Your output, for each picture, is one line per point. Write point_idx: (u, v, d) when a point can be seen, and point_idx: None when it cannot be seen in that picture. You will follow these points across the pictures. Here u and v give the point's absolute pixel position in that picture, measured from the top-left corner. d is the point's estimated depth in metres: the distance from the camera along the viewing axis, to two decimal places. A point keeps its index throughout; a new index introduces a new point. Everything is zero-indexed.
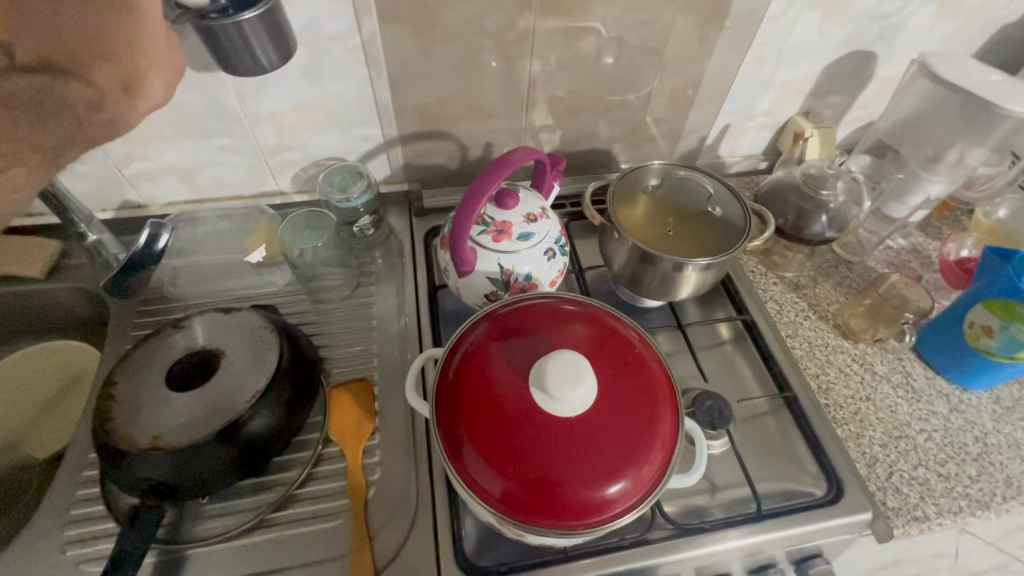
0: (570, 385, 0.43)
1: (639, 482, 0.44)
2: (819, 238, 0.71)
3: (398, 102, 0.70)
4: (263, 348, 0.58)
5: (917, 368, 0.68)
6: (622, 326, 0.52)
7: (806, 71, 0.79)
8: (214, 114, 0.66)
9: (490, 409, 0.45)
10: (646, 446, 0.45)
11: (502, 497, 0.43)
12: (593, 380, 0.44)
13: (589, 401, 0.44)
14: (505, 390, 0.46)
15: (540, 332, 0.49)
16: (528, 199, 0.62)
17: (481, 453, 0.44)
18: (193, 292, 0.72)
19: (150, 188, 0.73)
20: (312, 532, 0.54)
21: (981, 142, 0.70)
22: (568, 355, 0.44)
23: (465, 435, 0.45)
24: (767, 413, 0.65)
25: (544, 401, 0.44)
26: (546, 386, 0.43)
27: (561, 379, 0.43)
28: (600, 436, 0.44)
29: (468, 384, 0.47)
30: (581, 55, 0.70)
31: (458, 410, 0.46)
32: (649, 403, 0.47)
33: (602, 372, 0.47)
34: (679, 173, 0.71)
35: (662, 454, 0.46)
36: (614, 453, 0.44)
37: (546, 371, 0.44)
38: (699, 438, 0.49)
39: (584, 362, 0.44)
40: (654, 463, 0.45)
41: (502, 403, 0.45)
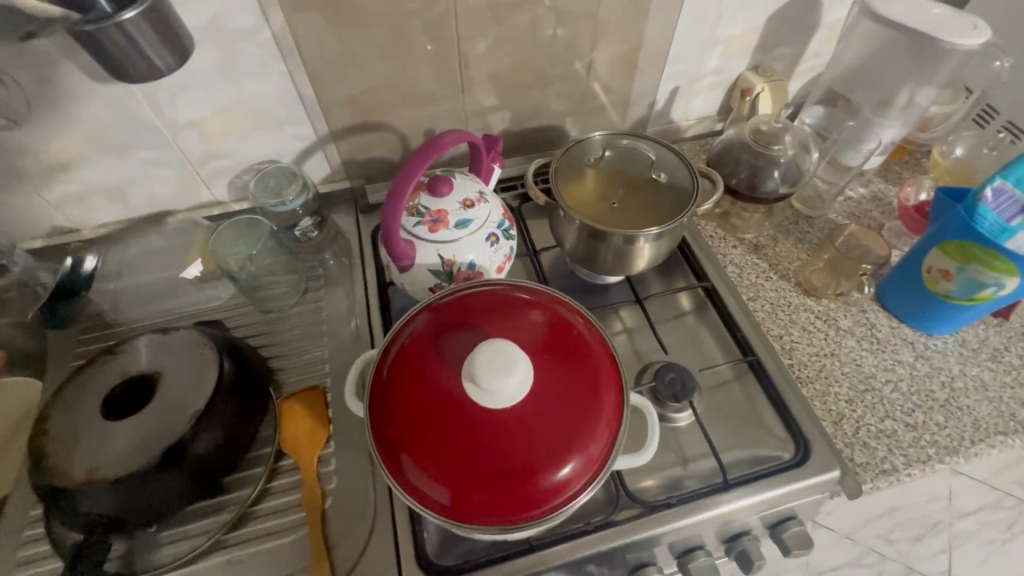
0: (500, 377, 0.41)
1: (584, 467, 0.43)
2: (774, 195, 0.69)
3: (325, 96, 0.66)
4: (203, 366, 0.55)
5: (881, 318, 0.66)
6: (563, 308, 0.50)
7: (750, 23, 0.76)
8: (130, 127, 0.63)
9: (424, 410, 0.44)
10: (591, 429, 0.43)
11: (447, 499, 0.42)
12: (526, 368, 0.42)
13: (525, 390, 0.42)
14: (439, 388, 0.44)
15: (473, 321, 0.47)
16: (463, 183, 0.59)
17: (418, 454, 0.43)
18: (135, 316, 0.69)
19: (79, 211, 0.70)
20: (267, 550, 0.52)
21: (931, 79, 0.67)
22: (498, 345, 0.42)
23: (400, 438, 0.43)
24: (731, 380, 0.63)
25: (476, 395, 0.42)
26: (477, 381, 0.41)
27: (491, 371, 0.41)
28: (541, 425, 0.43)
29: (402, 384, 0.45)
30: (511, 29, 0.67)
31: (393, 411, 0.44)
32: (591, 383, 0.45)
33: (540, 356, 0.45)
34: (623, 142, 0.68)
35: (609, 435, 0.44)
36: (556, 441, 0.42)
37: (475, 363, 0.41)
38: (649, 414, 0.47)
39: (515, 351, 0.42)
40: (602, 446, 0.44)
41: (436, 403, 0.43)
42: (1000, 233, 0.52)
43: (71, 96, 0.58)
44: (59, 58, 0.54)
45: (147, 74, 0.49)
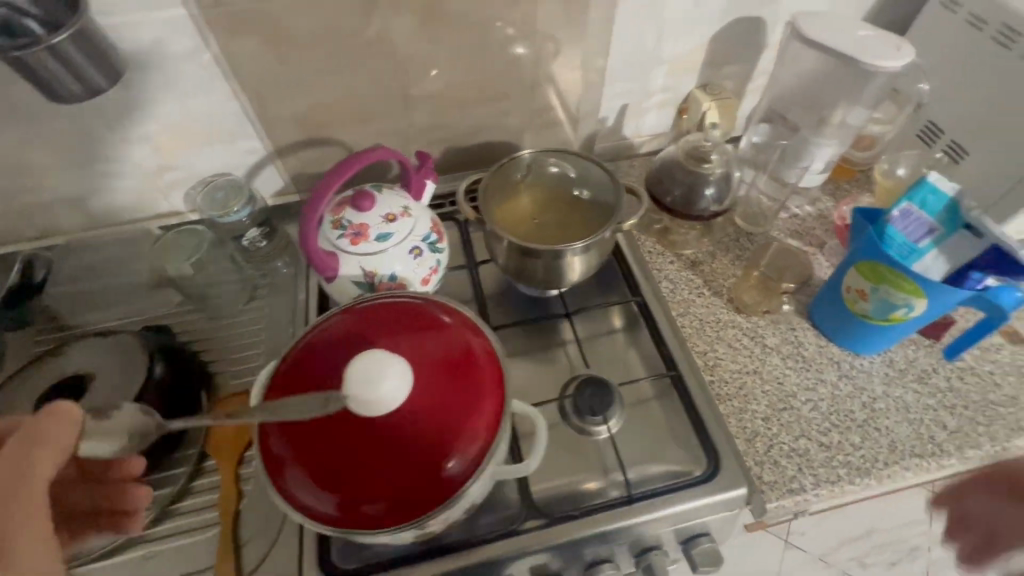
0: (374, 386, 0.42)
1: (461, 472, 0.44)
2: (706, 214, 0.70)
3: (270, 113, 0.70)
4: (134, 368, 0.59)
5: (811, 336, 0.66)
6: (457, 320, 0.51)
7: (692, 42, 0.77)
8: (83, 141, 0.67)
9: (310, 421, 0.45)
10: (467, 433, 0.45)
11: (329, 504, 0.44)
12: (401, 377, 0.43)
13: (401, 399, 0.44)
14: (325, 400, 0.46)
15: (366, 335, 0.49)
16: (388, 198, 0.61)
17: (302, 462, 0.45)
18: (90, 319, 0.72)
19: (42, 220, 0.74)
20: (182, 547, 0.55)
21: (858, 99, 0.70)
22: (371, 355, 0.43)
23: (288, 448, 0.45)
24: (652, 398, 0.64)
25: (354, 408, 0.43)
26: (352, 393, 0.42)
27: (365, 382, 0.42)
28: (419, 430, 0.44)
29: (293, 397, 0.47)
30: (448, 49, 0.69)
31: (283, 423, 0.46)
32: (472, 389, 0.47)
33: (423, 365, 0.47)
34: (549, 161, 0.69)
35: (486, 439, 0.45)
36: (432, 445, 0.44)
37: (351, 375, 0.42)
38: (539, 425, 0.49)
39: (387, 361, 0.43)
40: (478, 449, 0.45)
41: (320, 414, 0.45)
42: (909, 254, 0.52)
43: (27, 112, 0.62)
44: (12, 78, 0.58)
45: (84, 92, 0.53)
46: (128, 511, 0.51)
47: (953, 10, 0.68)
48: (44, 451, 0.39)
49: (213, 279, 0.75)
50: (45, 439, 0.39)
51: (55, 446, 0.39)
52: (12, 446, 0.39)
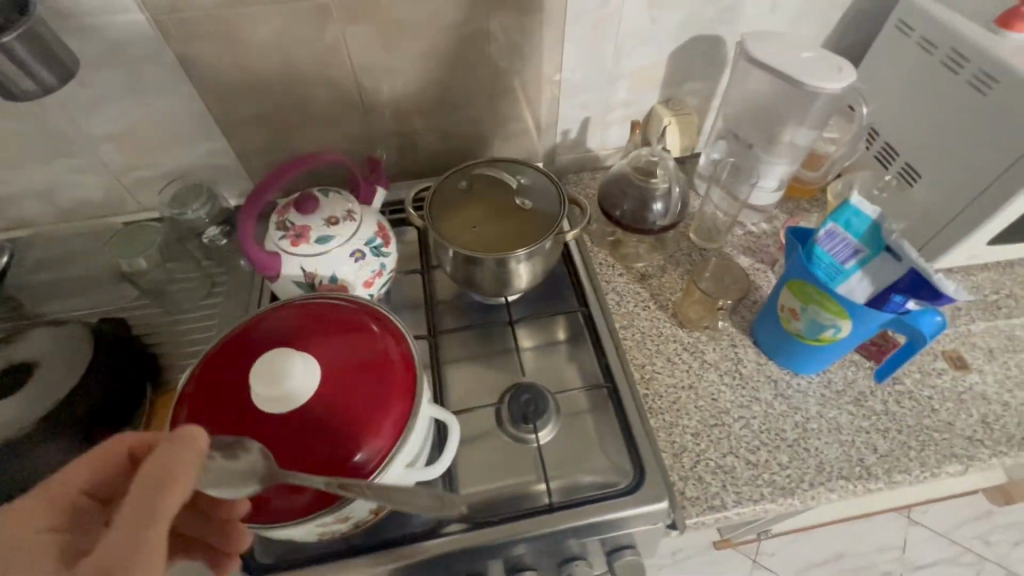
0: (276, 381, 0.46)
1: (366, 468, 0.46)
2: (655, 228, 0.70)
3: (230, 116, 0.72)
4: (83, 359, 0.61)
5: (750, 353, 0.66)
6: (379, 324, 0.53)
7: (652, 58, 0.78)
8: (49, 137, 0.69)
9: (222, 420, 0.47)
10: (373, 428, 0.47)
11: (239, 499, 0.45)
12: (300, 372, 0.47)
13: (306, 394, 0.47)
14: (237, 399, 0.47)
15: (285, 338, 0.51)
16: (333, 202, 0.63)
17: None
18: (51, 308, 0.74)
19: (13, 212, 0.76)
20: None
21: (804, 121, 0.71)
22: (275, 354, 0.48)
23: None
24: (586, 411, 0.65)
25: (259, 405, 0.46)
26: (256, 390, 0.46)
27: (269, 378, 0.47)
28: (327, 426, 0.46)
29: (208, 396, 0.48)
30: (405, 58, 0.71)
31: (196, 421, 0.47)
32: (383, 388, 0.49)
33: (335, 364, 0.49)
34: (494, 171, 0.71)
35: (395, 433, 0.47)
36: (339, 441, 0.46)
37: (256, 375, 0.47)
38: (452, 428, 0.51)
39: (287, 355, 0.48)
40: (385, 443, 0.47)
41: (232, 412, 0.47)
42: (836, 275, 0.52)
43: None
44: None
45: (37, 89, 0.56)
46: (231, 554, 0.47)
47: (907, 33, 0.68)
48: (174, 488, 0.32)
49: (169, 273, 0.77)
50: (170, 473, 0.32)
51: (182, 482, 0.32)
52: (136, 480, 0.32)
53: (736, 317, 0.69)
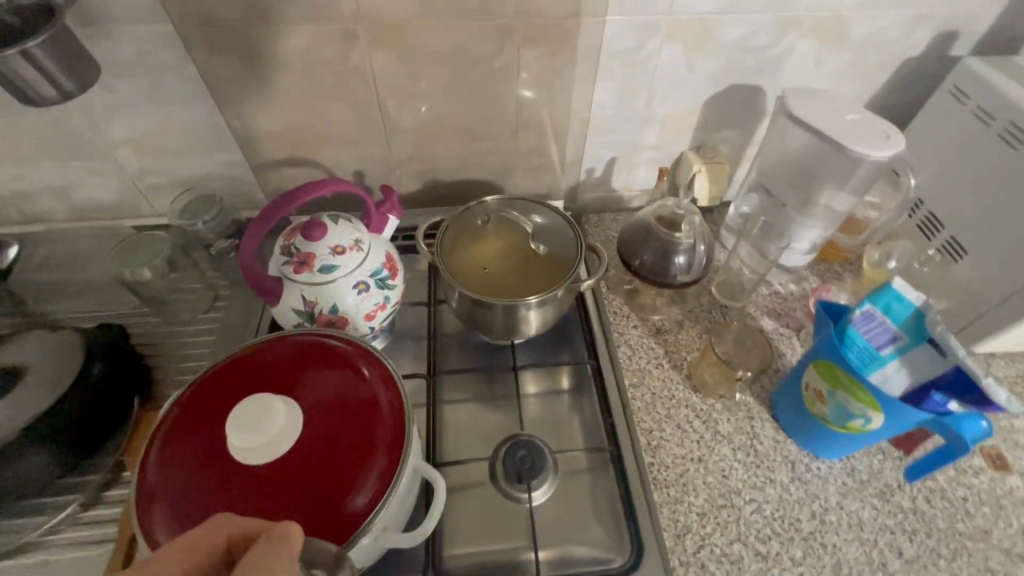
0: (256, 429, 0.44)
1: (339, 532, 0.42)
2: (674, 282, 0.67)
3: (250, 131, 0.71)
4: (69, 366, 0.58)
5: (768, 429, 0.61)
6: (373, 369, 0.50)
7: (686, 104, 0.75)
8: (70, 138, 0.69)
9: (194, 462, 0.44)
10: (353, 485, 0.43)
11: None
12: (285, 420, 0.45)
13: (286, 441, 0.44)
14: (214, 442, 0.45)
15: (273, 377, 0.49)
16: (341, 229, 0.60)
17: (173, 507, 0.42)
18: (53, 309, 0.74)
19: (29, 206, 0.76)
20: (73, 559, 0.54)
21: (842, 187, 0.65)
22: (259, 398, 0.45)
23: (164, 489, 0.43)
24: (584, 472, 0.61)
25: (235, 452, 0.43)
26: (233, 437, 0.43)
27: (247, 425, 0.44)
28: (304, 478, 0.43)
29: (184, 435, 0.46)
30: (431, 86, 0.69)
31: (168, 461, 0.44)
32: (368, 442, 0.45)
33: (320, 410, 0.46)
34: (511, 211, 0.69)
35: (375, 492, 0.43)
36: (315, 495, 0.42)
37: (232, 421, 0.44)
38: (438, 485, 0.47)
39: (274, 399, 0.45)
40: (364, 502, 0.43)
41: (206, 455, 0.44)
42: (869, 361, 0.49)
43: (18, 105, 0.65)
44: None
45: (57, 95, 0.56)
46: None
47: (962, 100, 0.64)
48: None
49: (174, 283, 0.75)
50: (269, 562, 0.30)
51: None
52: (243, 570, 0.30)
53: (756, 386, 0.65)
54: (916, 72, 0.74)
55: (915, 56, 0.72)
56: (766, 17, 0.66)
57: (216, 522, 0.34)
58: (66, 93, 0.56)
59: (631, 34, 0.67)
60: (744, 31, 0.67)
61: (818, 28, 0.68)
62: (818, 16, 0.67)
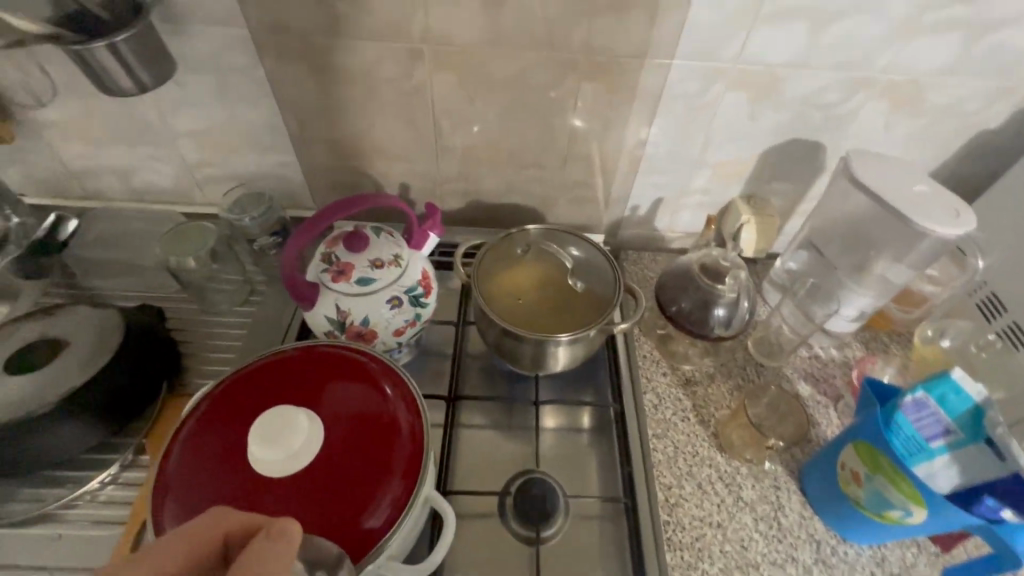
0: (277, 443, 0.43)
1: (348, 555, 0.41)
2: (711, 335, 0.64)
3: (307, 135, 0.72)
4: (106, 345, 0.60)
5: (794, 502, 0.58)
6: (397, 389, 0.49)
7: (743, 152, 0.74)
8: (138, 124, 0.72)
9: (212, 466, 0.44)
10: (366, 507, 0.43)
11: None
12: (306, 435, 0.44)
13: (305, 455, 0.44)
14: (235, 447, 0.45)
15: (298, 386, 0.49)
16: (383, 243, 0.61)
17: (187, 508, 0.42)
18: (100, 284, 0.76)
19: (92, 183, 0.79)
20: (85, 538, 0.55)
21: (902, 258, 0.63)
22: (282, 410, 0.45)
23: (181, 488, 0.43)
24: (595, 519, 0.59)
25: (254, 461, 0.43)
26: (254, 448, 0.43)
27: (269, 437, 0.44)
28: (319, 493, 0.43)
29: (206, 435, 0.46)
30: (487, 109, 0.69)
31: (187, 459, 0.45)
32: (385, 465, 0.45)
33: (341, 425, 0.46)
34: (551, 244, 0.68)
35: (387, 515, 0.43)
36: (327, 513, 0.42)
37: (255, 430, 0.44)
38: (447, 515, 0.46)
39: (298, 411, 0.45)
40: (375, 525, 0.42)
41: (225, 460, 0.44)
42: (916, 452, 0.45)
43: (96, 90, 0.68)
44: None
45: (133, 87, 0.58)
46: None
47: None
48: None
49: (212, 273, 0.75)
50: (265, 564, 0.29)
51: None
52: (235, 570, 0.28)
53: (785, 455, 0.62)
54: (991, 145, 0.71)
55: (991, 128, 0.69)
56: (837, 75, 0.64)
57: (218, 514, 0.32)
58: (142, 84, 0.58)
59: (696, 79, 0.66)
60: (812, 87, 0.66)
61: (891, 91, 0.66)
62: (892, 79, 0.65)
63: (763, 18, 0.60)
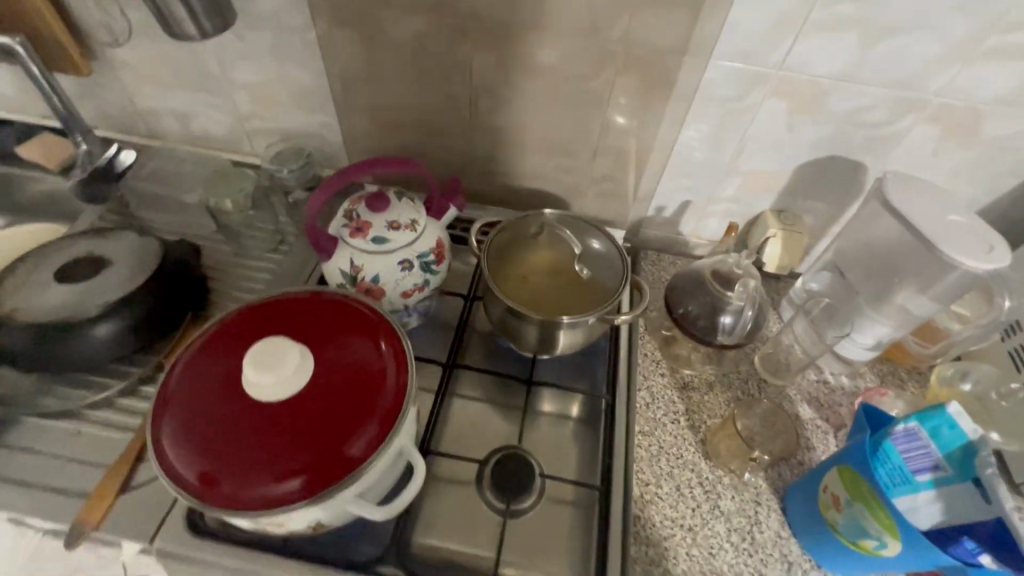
0: (270, 368, 0.46)
1: (323, 480, 0.44)
2: (713, 342, 0.64)
3: (350, 100, 0.76)
4: (142, 269, 0.65)
5: (772, 520, 0.57)
6: (388, 338, 0.52)
7: (777, 164, 0.72)
8: (200, 72, 0.77)
9: (211, 388, 0.47)
10: (343, 440, 0.45)
11: (191, 469, 0.44)
12: (296, 366, 0.47)
13: (293, 385, 0.47)
14: (232, 372, 0.48)
15: (297, 325, 0.52)
16: (401, 206, 0.64)
17: (185, 422, 0.46)
18: (148, 216, 0.83)
19: (155, 123, 0.86)
20: (102, 437, 0.60)
21: (922, 289, 0.60)
22: (277, 341, 0.48)
23: (182, 403, 0.47)
24: (568, 504, 0.60)
25: (247, 384, 0.46)
26: (249, 372, 0.46)
27: (262, 363, 0.46)
28: (305, 421, 0.45)
29: (207, 359, 0.49)
30: (523, 92, 0.70)
31: (188, 378, 0.48)
32: (367, 405, 0.47)
33: (333, 363, 0.49)
34: (565, 230, 0.69)
35: (366, 445, 0.45)
36: (310, 439, 0.45)
37: (249, 356, 0.47)
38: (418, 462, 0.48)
39: (291, 344, 0.47)
40: (355, 453, 0.45)
41: (224, 383, 0.47)
42: (902, 482, 0.44)
43: (167, 37, 0.73)
44: None
45: (196, 35, 0.63)
46: None
47: None
48: None
49: (250, 219, 0.80)
50: None
51: None
52: None
53: (773, 472, 0.60)
54: None
55: None
56: (885, 93, 0.62)
57: None
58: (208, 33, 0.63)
59: (735, 82, 0.65)
60: (857, 103, 0.64)
61: (944, 116, 0.63)
62: (947, 103, 0.62)
63: (812, 25, 0.58)
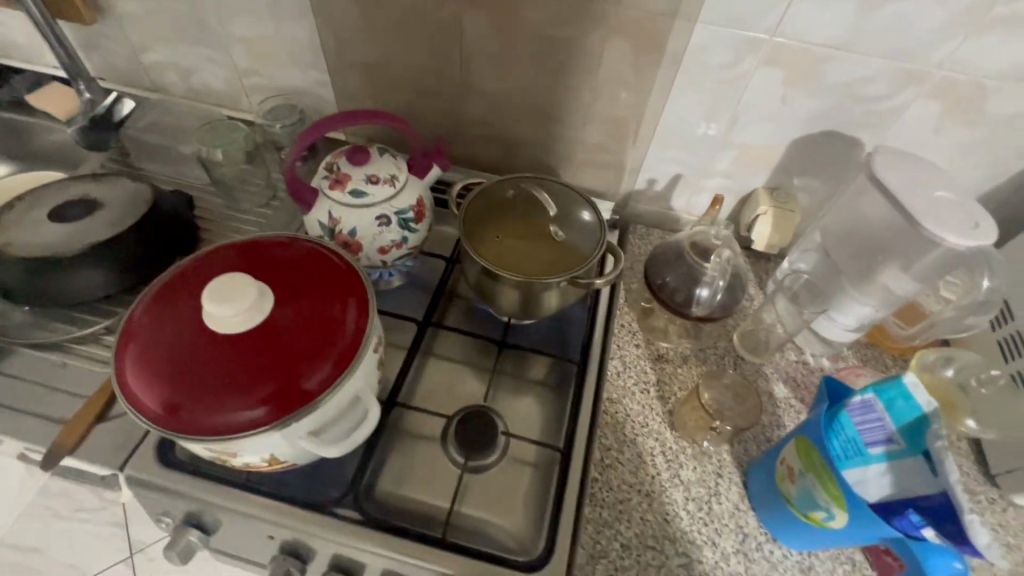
0: (228, 302, 0.47)
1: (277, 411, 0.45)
2: (688, 313, 0.63)
3: (343, 57, 0.76)
4: (132, 213, 0.67)
5: (732, 492, 0.57)
6: (350, 284, 0.52)
7: (772, 138, 0.70)
8: (198, 25, 0.78)
9: (175, 323, 0.48)
10: (298, 374, 0.46)
11: (153, 398, 0.46)
12: (255, 302, 0.48)
13: (252, 321, 0.48)
14: (195, 308, 0.49)
15: (262, 266, 0.52)
16: (382, 162, 0.64)
17: (149, 353, 0.47)
18: (147, 167, 0.85)
19: (157, 76, 0.87)
20: (88, 371, 0.63)
21: (908, 268, 0.58)
22: (237, 277, 0.48)
23: (146, 336, 0.48)
24: (530, 464, 0.60)
25: (207, 318, 0.47)
26: (208, 306, 0.47)
27: (221, 298, 0.47)
28: (262, 355, 0.47)
29: (173, 296, 0.51)
30: (513, 55, 0.69)
31: (154, 314, 0.50)
32: (324, 344, 0.48)
33: (294, 303, 0.50)
34: (546, 193, 0.68)
35: (321, 381, 0.46)
36: (266, 371, 0.46)
37: (209, 290, 0.48)
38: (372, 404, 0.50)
39: (251, 281, 0.48)
40: (310, 388, 0.46)
41: (187, 319, 0.48)
42: (854, 454, 0.43)
43: None
44: None
45: None
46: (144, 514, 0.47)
47: None
48: None
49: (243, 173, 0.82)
50: None
51: None
52: None
53: (738, 446, 0.60)
54: None
55: None
56: (886, 65, 0.60)
57: None
58: None
59: (730, 49, 0.63)
60: (856, 74, 0.61)
61: (947, 92, 0.60)
62: (950, 78, 0.59)
63: None
